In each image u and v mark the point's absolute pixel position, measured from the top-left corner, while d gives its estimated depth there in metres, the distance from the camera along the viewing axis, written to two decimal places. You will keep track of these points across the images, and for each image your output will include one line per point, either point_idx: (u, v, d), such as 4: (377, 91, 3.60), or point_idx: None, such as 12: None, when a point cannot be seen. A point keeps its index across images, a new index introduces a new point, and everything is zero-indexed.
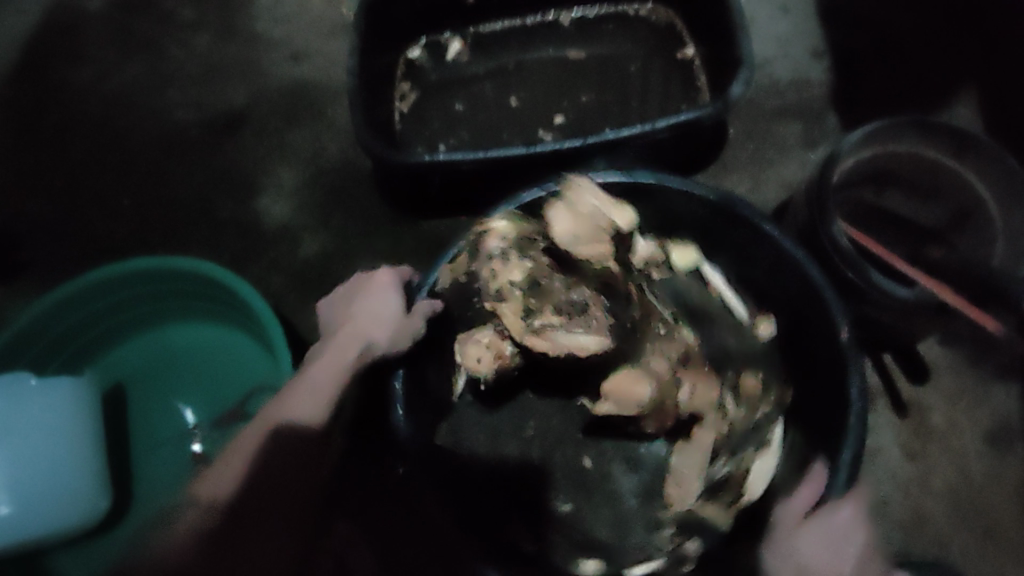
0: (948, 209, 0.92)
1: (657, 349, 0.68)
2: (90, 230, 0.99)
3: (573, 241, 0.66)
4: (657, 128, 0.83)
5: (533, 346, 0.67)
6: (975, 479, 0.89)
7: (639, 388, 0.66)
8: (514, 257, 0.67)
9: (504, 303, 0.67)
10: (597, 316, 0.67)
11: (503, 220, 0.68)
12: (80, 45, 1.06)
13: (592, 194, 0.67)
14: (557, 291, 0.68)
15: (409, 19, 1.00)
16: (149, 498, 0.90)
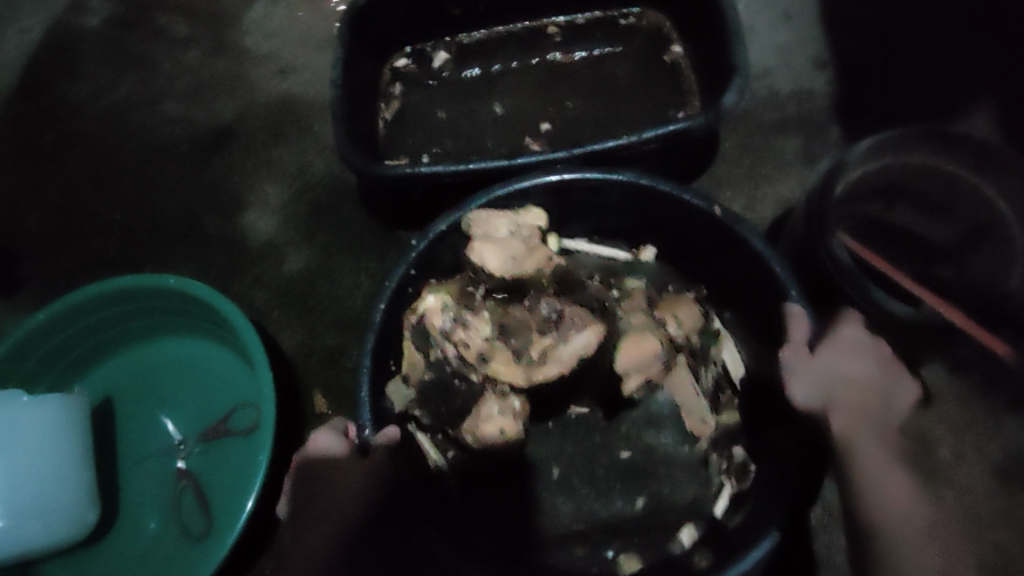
0: (960, 227, 0.81)
1: (628, 308, 0.78)
2: (84, 244, 1.07)
3: (513, 266, 0.72)
4: (643, 139, 0.77)
5: (541, 377, 0.71)
6: (985, 517, 0.80)
7: (647, 341, 0.74)
8: (467, 317, 0.73)
9: (492, 359, 0.72)
10: (583, 321, 0.72)
11: (431, 298, 0.74)
12: (78, 65, 1.19)
13: (492, 215, 0.72)
14: (529, 319, 0.73)
15: (394, 28, 0.96)
16: (136, 512, 0.91)
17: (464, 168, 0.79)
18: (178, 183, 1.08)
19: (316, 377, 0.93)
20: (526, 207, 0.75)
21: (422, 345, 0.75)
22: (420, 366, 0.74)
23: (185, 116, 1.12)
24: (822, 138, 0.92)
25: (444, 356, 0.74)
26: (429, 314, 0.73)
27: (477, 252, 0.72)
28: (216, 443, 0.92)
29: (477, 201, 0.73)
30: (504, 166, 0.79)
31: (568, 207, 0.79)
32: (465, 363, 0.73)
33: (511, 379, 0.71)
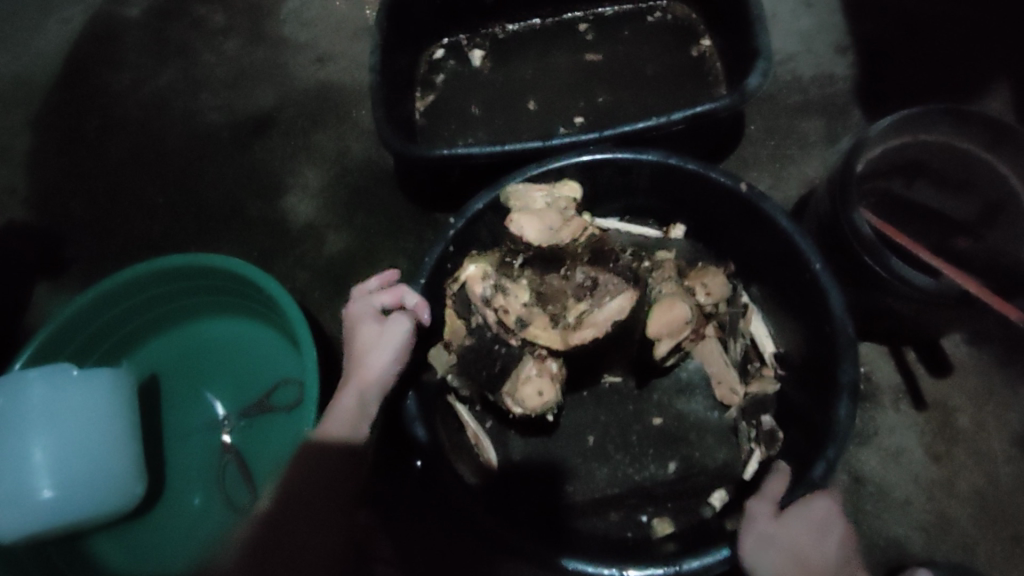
0: (977, 203, 0.83)
1: (659, 278, 0.79)
2: (129, 228, 1.11)
3: (551, 235, 0.74)
4: (673, 120, 0.79)
5: (576, 340, 0.73)
6: (1003, 483, 0.82)
7: (677, 309, 0.76)
8: (506, 284, 0.75)
9: (530, 324, 0.74)
10: (617, 287, 0.75)
11: (472, 267, 0.76)
12: (120, 54, 1.23)
13: (529, 189, 0.76)
14: (564, 286, 0.77)
15: (429, 16, 1.00)
16: (183, 485, 0.94)
17: (501, 149, 0.82)
18: (219, 167, 1.12)
19: None
20: (562, 181, 0.78)
21: (463, 312, 0.77)
22: (460, 334, 0.77)
23: (225, 104, 1.16)
24: (846, 120, 0.95)
25: (483, 323, 0.75)
26: (470, 282, 0.75)
27: (515, 223, 0.74)
28: (257, 419, 0.94)
29: (515, 179, 0.77)
30: (539, 148, 0.82)
31: (603, 187, 0.83)
32: (503, 328, 0.75)
33: (548, 342, 0.74)
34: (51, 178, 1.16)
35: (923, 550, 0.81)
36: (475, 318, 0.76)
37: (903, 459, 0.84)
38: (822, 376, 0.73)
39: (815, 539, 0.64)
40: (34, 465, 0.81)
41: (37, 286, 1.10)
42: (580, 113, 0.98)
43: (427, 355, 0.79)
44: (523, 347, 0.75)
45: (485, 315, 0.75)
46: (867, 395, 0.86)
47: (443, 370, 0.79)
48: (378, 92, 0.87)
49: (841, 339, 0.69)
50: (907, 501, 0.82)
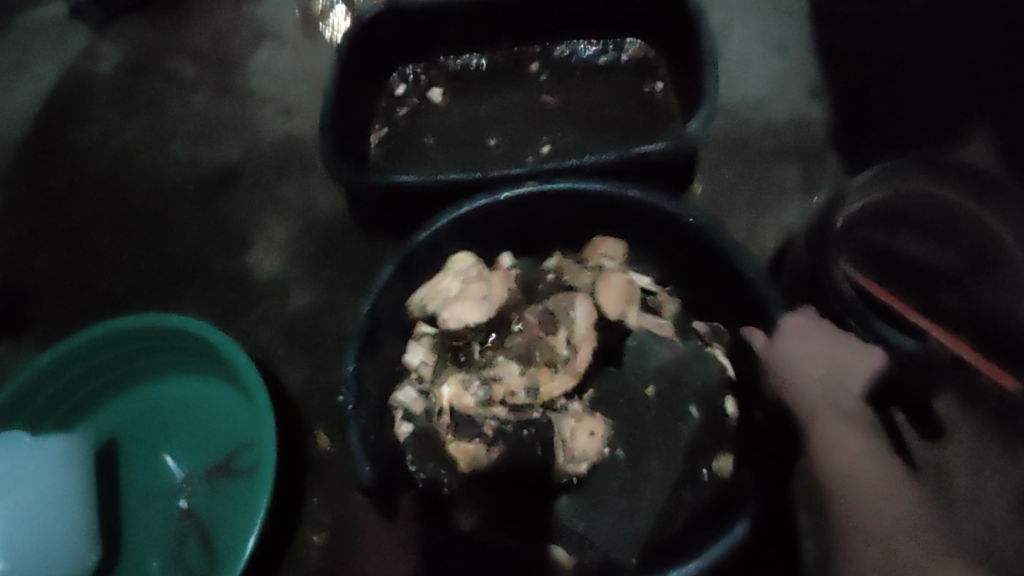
0: (960, 255, 0.78)
1: (577, 274, 0.81)
2: (92, 283, 1.08)
3: (489, 303, 0.79)
4: (608, 157, 0.77)
5: (579, 365, 0.77)
6: (1002, 552, 0.76)
7: (614, 279, 0.79)
8: (491, 374, 0.77)
9: (540, 385, 0.77)
10: (568, 301, 0.79)
11: (447, 390, 0.77)
12: (90, 110, 1.21)
13: (435, 286, 0.79)
14: (532, 333, 0.79)
15: (393, 40, 0.97)
16: (134, 563, 0.85)
17: (439, 178, 0.80)
18: (185, 221, 1.09)
19: (320, 415, 0.91)
20: (450, 258, 0.80)
21: (467, 432, 0.76)
22: (483, 458, 0.75)
23: (193, 157, 1.14)
24: (822, 165, 0.92)
25: (499, 420, 0.76)
26: (458, 402, 0.76)
27: (451, 318, 0.78)
28: (222, 483, 0.87)
29: (442, 221, 0.75)
30: (476, 179, 0.80)
31: (546, 223, 0.80)
32: (517, 409, 0.77)
33: (564, 387, 0.77)
34: (14, 234, 1.14)
35: None
36: (487, 427, 0.76)
37: None
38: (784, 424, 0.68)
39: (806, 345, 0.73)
40: None
41: None
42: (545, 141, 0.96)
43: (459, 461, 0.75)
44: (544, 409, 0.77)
45: (494, 410, 0.76)
46: None
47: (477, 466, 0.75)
48: (328, 139, 0.83)
49: None
50: None
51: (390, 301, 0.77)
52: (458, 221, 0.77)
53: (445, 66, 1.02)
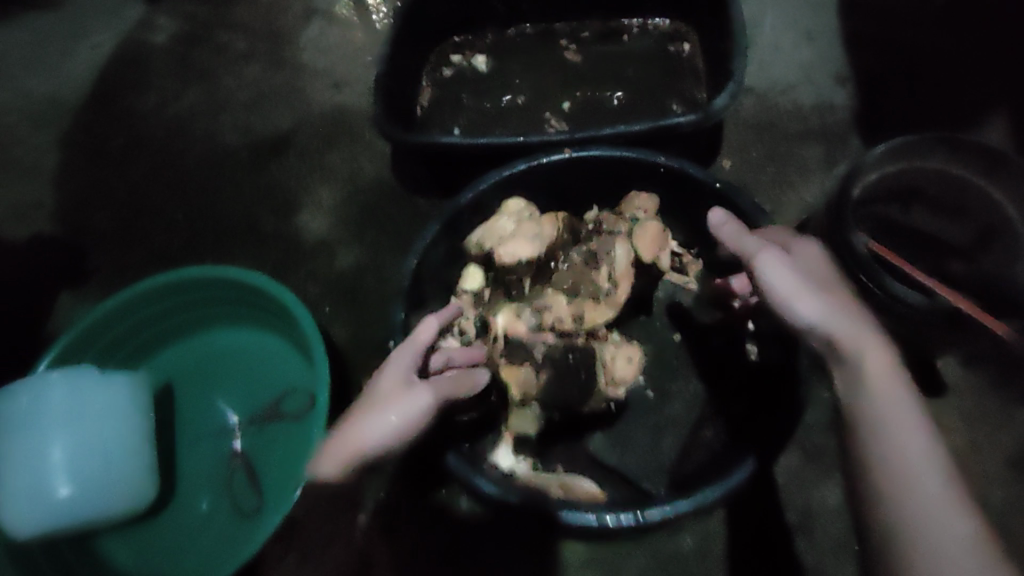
0: (971, 227, 0.83)
1: (615, 223, 0.85)
2: (148, 239, 1.15)
3: (541, 241, 0.80)
4: (639, 127, 0.82)
5: (621, 297, 0.81)
6: (997, 505, 0.81)
7: (651, 228, 0.83)
8: (540, 305, 0.80)
9: (585, 313, 0.81)
10: (610, 240, 0.83)
11: (500, 320, 0.80)
12: (148, 78, 1.28)
13: (492, 226, 0.81)
14: (578, 269, 0.83)
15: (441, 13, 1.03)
16: (187, 493, 0.92)
17: (482, 142, 0.86)
18: (237, 184, 1.16)
19: (364, 365, 0.98)
20: (505, 204, 0.83)
21: (518, 358, 0.77)
22: (533, 382, 0.77)
23: (244, 125, 1.20)
24: (844, 148, 0.97)
25: (548, 345, 0.78)
26: (512, 329, 0.78)
27: (506, 254, 0.80)
28: (270, 425, 0.93)
29: (490, 180, 0.81)
30: (517, 143, 0.86)
31: (585, 184, 0.86)
32: (565, 335, 0.80)
33: (606, 315, 0.81)
34: (76, 192, 1.21)
35: None
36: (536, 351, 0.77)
37: None
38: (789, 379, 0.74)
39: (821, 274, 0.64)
40: (51, 463, 0.80)
41: (56, 295, 1.13)
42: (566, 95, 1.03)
43: (514, 424, 0.80)
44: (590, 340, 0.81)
45: (543, 336, 0.79)
46: None
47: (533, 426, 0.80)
48: (381, 108, 0.90)
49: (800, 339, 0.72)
50: None
51: (436, 255, 0.83)
52: (501, 183, 0.82)
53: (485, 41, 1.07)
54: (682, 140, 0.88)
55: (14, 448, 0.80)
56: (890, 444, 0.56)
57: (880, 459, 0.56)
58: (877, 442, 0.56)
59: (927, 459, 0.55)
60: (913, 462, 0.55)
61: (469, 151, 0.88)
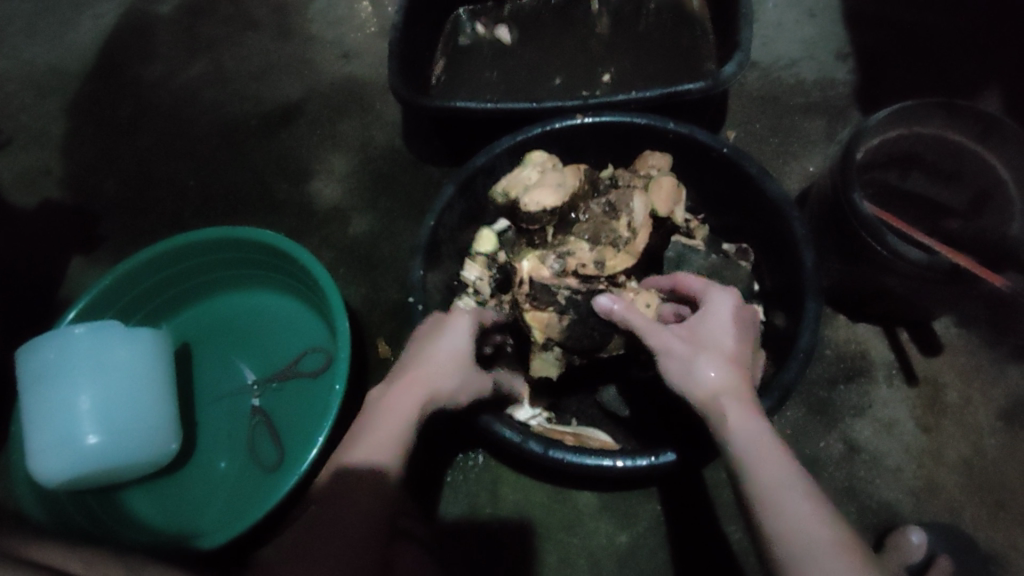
0: (968, 192, 0.86)
1: (631, 178, 0.87)
2: (160, 206, 1.16)
3: (564, 191, 0.83)
4: (650, 94, 0.85)
5: (639, 245, 0.84)
6: (988, 453, 0.86)
7: (665, 182, 0.84)
8: (563, 252, 0.83)
9: (606, 260, 0.83)
10: (628, 191, 0.86)
11: (525, 264, 0.82)
12: (155, 48, 1.29)
13: (518, 176, 0.84)
14: (598, 220, 0.86)
15: None
16: (206, 449, 0.93)
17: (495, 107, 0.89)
18: (248, 152, 1.17)
19: (379, 326, 1.01)
20: (528, 155, 0.85)
21: (544, 300, 0.80)
22: (557, 325, 0.80)
23: (254, 94, 1.22)
24: (845, 120, 1.01)
25: (572, 289, 0.80)
26: (536, 273, 0.81)
27: (532, 203, 0.83)
28: (288, 384, 0.94)
29: (505, 144, 0.84)
30: (530, 110, 0.89)
31: (597, 147, 0.89)
32: (586, 280, 0.82)
33: (626, 263, 0.83)
34: (85, 160, 1.22)
35: (912, 512, 0.85)
36: (559, 296, 0.80)
37: (896, 430, 0.88)
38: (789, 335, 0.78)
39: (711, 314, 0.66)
40: (79, 412, 0.81)
41: (68, 260, 1.14)
42: (584, 65, 1.05)
43: (537, 367, 0.83)
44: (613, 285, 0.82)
45: (567, 280, 0.81)
46: (861, 369, 0.90)
47: (554, 367, 0.83)
48: (396, 75, 0.91)
49: (808, 294, 0.75)
50: (898, 468, 0.86)
51: (452, 217, 0.85)
52: (516, 147, 0.85)
53: (496, 13, 1.10)
54: (692, 107, 0.91)
55: (46, 396, 0.81)
56: (775, 503, 0.52)
57: (767, 527, 0.52)
58: (760, 503, 0.53)
59: (810, 517, 0.51)
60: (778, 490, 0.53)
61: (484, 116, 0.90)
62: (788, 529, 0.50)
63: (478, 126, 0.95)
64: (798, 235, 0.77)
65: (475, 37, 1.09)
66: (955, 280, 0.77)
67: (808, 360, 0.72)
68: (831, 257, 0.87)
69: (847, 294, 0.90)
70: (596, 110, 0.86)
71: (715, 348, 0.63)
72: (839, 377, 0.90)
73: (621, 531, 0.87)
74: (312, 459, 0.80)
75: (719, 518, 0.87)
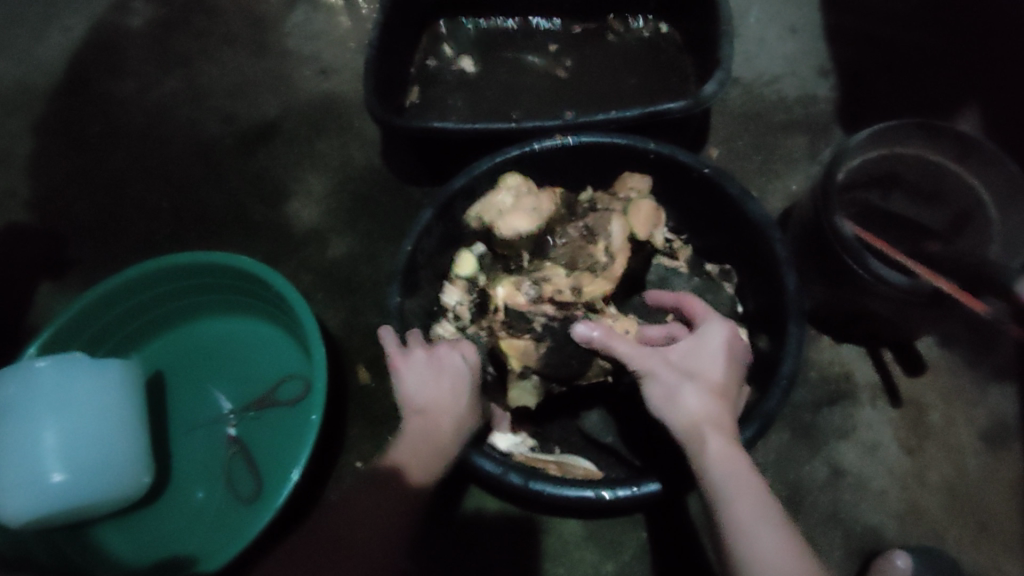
0: (947, 213, 0.86)
1: (608, 200, 0.86)
2: (133, 227, 1.14)
3: (539, 216, 0.82)
4: (630, 114, 0.84)
5: (618, 270, 0.81)
6: (971, 475, 0.86)
7: (643, 206, 0.83)
8: (539, 277, 0.82)
9: (583, 285, 0.80)
10: (605, 215, 0.84)
11: (501, 290, 0.81)
12: (126, 63, 1.26)
13: (491, 199, 0.82)
14: (575, 244, 0.85)
15: None
16: (180, 481, 0.91)
17: (474, 128, 0.87)
18: (222, 171, 1.15)
19: (358, 351, 0.99)
20: (502, 179, 0.83)
21: (519, 328, 0.79)
22: (533, 352, 0.79)
23: (229, 112, 1.19)
24: (827, 138, 1.01)
25: (548, 317, 0.79)
26: (511, 300, 0.80)
27: (507, 228, 0.81)
28: (265, 414, 0.92)
29: (483, 166, 0.82)
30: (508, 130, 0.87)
31: (576, 168, 0.88)
32: (564, 306, 0.80)
33: (603, 289, 0.80)
34: (54, 180, 1.19)
35: (897, 536, 0.85)
36: (535, 323, 0.79)
37: (880, 453, 0.87)
38: (771, 360, 0.77)
39: (699, 339, 0.65)
40: (43, 449, 0.78)
41: (36, 285, 1.11)
42: (565, 84, 1.03)
43: (514, 397, 0.82)
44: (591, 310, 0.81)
45: (543, 307, 0.79)
46: (845, 392, 0.89)
47: (534, 396, 0.82)
48: (373, 95, 0.89)
49: (791, 319, 0.74)
50: (883, 492, 0.86)
51: (431, 242, 0.83)
52: (495, 170, 0.83)
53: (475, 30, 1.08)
54: (672, 126, 0.90)
55: (5, 434, 0.79)
56: (754, 537, 0.53)
57: (742, 558, 0.52)
58: (738, 535, 0.53)
59: (787, 553, 0.52)
60: (758, 524, 0.53)
61: (463, 137, 0.88)
62: (766, 563, 0.51)
63: (457, 146, 0.93)
64: (780, 257, 0.76)
65: (455, 54, 1.07)
66: (936, 302, 0.75)
67: (790, 391, 0.71)
68: (814, 278, 0.86)
69: (830, 314, 0.89)
70: (576, 130, 0.85)
71: (703, 372, 0.62)
72: (823, 399, 0.89)
73: (606, 560, 0.86)
74: (289, 494, 0.77)
75: (705, 544, 0.86)
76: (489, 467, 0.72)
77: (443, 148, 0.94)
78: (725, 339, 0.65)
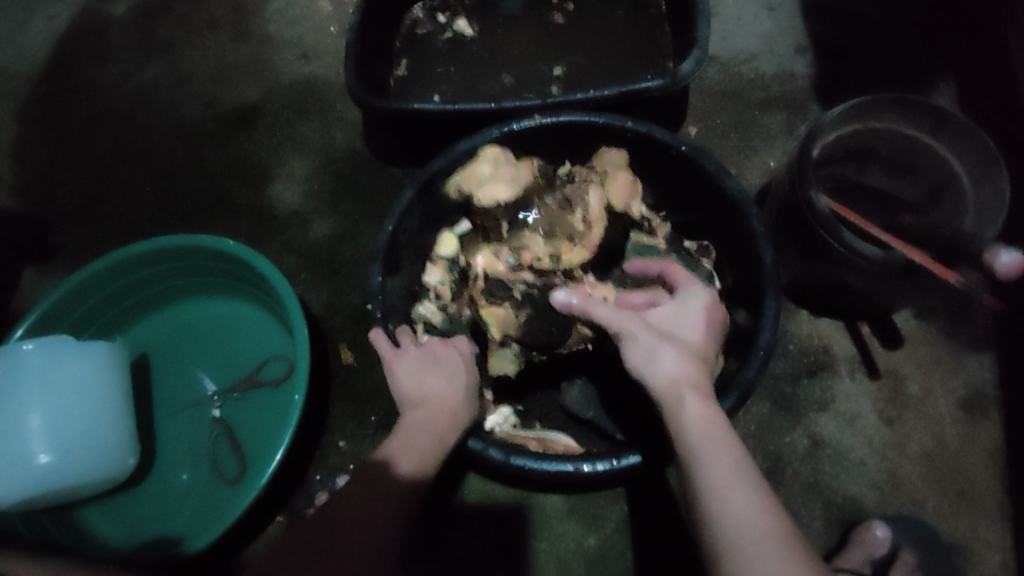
0: (924, 185, 0.87)
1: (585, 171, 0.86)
2: (117, 213, 1.14)
3: (518, 184, 0.81)
4: (608, 92, 0.84)
5: (596, 238, 0.83)
6: (949, 444, 0.87)
7: (619, 177, 0.83)
8: (517, 245, 0.83)
9: (561, 253, 0.83)
10: (583, 185, 0.84)
11: (480, 259, 0.84)
12: (106, 49, 1.25)
13: (471, 168, 0.82)
14: (553, 213, 0.85)
15: None
16: (167, 462, 0.91)
17: (452, 109, 0.87)
18: (205, 156, 1.15)
19: (343, 331, 1.00)
20: (481, 150, 0.82)
21: (500, 296, 0.81)
22: (514, 321, 0.81)
23: (211, 97, 1.19)
24: (805, 114, 1.02)
25: (527, 285, 0.82)
26: (491, 268, 0.83)
27: (485, 198, 0.81)
28: (250, 394, 0.92)
29: (462, 146, 0.83)
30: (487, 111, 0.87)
31: (556, 146, 0.88)
32: (543, 275, 0.82)
33: (582, 257, 0.83)
34: (37, 168, 1.18)
35: (876, 504, 0.86)
36: (515, 291, 0.81)
37: (859, 423, 0.88)
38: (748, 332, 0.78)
39: (680, 306, 0.66)
40: (29, 431, 0.79)
41: (21, 272, 1.11)
42: (544, 65, 1.04)
43: (494, 365, 0.83)
44: (570, 277, 0.83)
45: (522, 275, 0.82)
46: (824, 365, 0.91)
47: (514, 363, 0.83)
48: (353, 77, 0.89)
49: (767, 292, 0.75)
50: (862, 462, 0.87)
51: (412, 221, 0.84)
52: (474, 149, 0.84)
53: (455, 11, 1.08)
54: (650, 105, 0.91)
55: None
56: (722, 490, 0.53)
57: (709, 509, 0.53)
58: (706, 487, 0.54)
59: (753, 504, 0.52)
60: (726, 477, 0.54)
61: (443, 117, 0.89)
62: (730, 512, 0.51)
63: (437, 127, 0.94)
64: (756, 232, 0.77)
65: (436, 34, 1.07)
66: (910, 274, 0.77)
67: (767, 363, 0.72)
68: (792, 253, 0.87)
69: (808, 287, 0.90)
70: (554, 110, 0.85)
71: (681, 336, 0.63)
72: (803, 371, 0.90)
73: (590, 533, 0.87)
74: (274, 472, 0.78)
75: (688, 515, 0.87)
76: (474, 443, 0.73)
77: (423, 129, 0.95)
78: (707, 307, 0.66)
